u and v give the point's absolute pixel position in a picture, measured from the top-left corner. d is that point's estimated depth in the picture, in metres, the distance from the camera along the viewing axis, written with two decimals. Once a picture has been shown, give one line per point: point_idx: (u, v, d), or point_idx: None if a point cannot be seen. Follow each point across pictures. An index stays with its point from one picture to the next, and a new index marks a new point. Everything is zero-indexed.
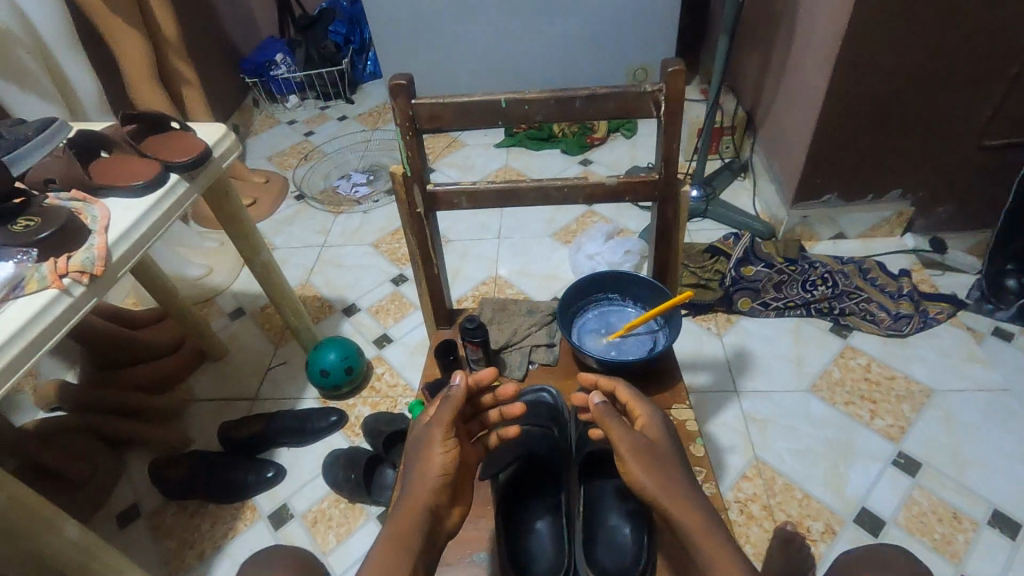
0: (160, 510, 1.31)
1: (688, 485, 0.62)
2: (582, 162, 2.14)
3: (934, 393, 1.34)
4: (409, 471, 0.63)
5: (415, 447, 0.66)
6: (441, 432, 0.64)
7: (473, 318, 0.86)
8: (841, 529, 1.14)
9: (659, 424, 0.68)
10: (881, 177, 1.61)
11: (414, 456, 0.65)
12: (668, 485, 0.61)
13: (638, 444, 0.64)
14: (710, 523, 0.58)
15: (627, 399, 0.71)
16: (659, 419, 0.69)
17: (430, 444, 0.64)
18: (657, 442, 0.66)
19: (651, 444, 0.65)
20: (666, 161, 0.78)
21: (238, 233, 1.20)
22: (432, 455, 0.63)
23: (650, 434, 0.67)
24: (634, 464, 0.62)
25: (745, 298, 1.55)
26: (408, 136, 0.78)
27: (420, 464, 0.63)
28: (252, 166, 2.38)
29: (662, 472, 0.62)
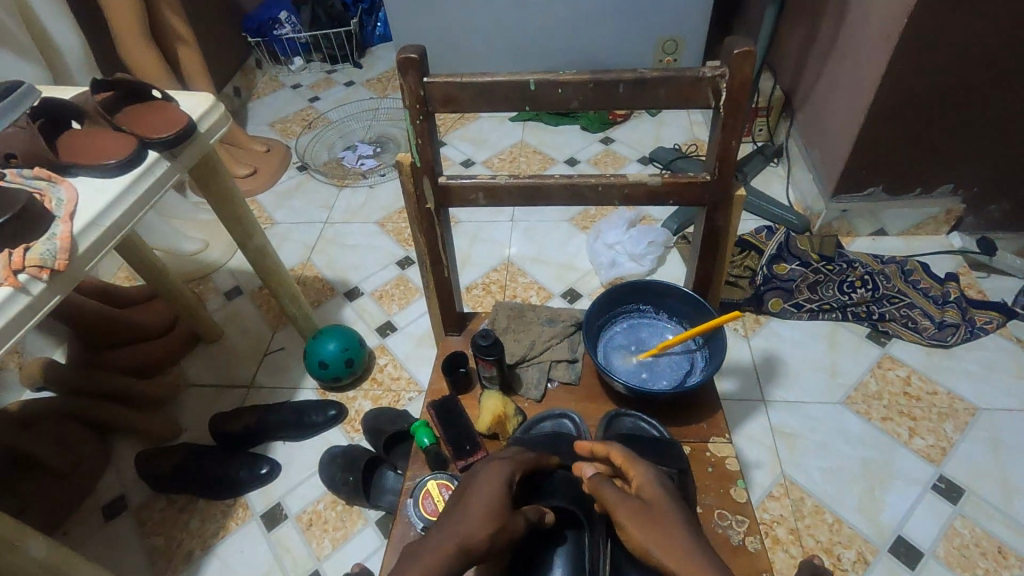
0: (148, 504, 1.24)
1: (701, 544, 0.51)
2: (604, 140, 2.00)
3: (980, 411, 1.24)
4: (469, 526, 0.51)
5: (480, 497, 0.54)
6: (518, 522, 0.55)
7: (487, 333, 0.75)
8: (874, 559, 1.06)
9: (653, 478, 0.56)
10: (932, 171, 1.48)
11: (478, 509, 0.53)
12: (679, 552, 0.50)
13: (634, 512, 0.54)
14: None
15: (619, 458, 0.59)
16: (658, 474, 0.58)
17: (503, 521, 0.53)
18: (655, 501, 0.54)
19: (649, 508, 0.54)
20: (722, 160, 0.66)
21: (230, 215, 1.09)
22: (496, 538, 0.53)
23: (645, 493, 0.55)
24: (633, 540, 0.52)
25: (776, 298, 1.44)
26: (418, 120, 0.66)
27: (485, 534, 0.52)
28: (254, 132, 2.25)
29: (669, 536, 0.51)
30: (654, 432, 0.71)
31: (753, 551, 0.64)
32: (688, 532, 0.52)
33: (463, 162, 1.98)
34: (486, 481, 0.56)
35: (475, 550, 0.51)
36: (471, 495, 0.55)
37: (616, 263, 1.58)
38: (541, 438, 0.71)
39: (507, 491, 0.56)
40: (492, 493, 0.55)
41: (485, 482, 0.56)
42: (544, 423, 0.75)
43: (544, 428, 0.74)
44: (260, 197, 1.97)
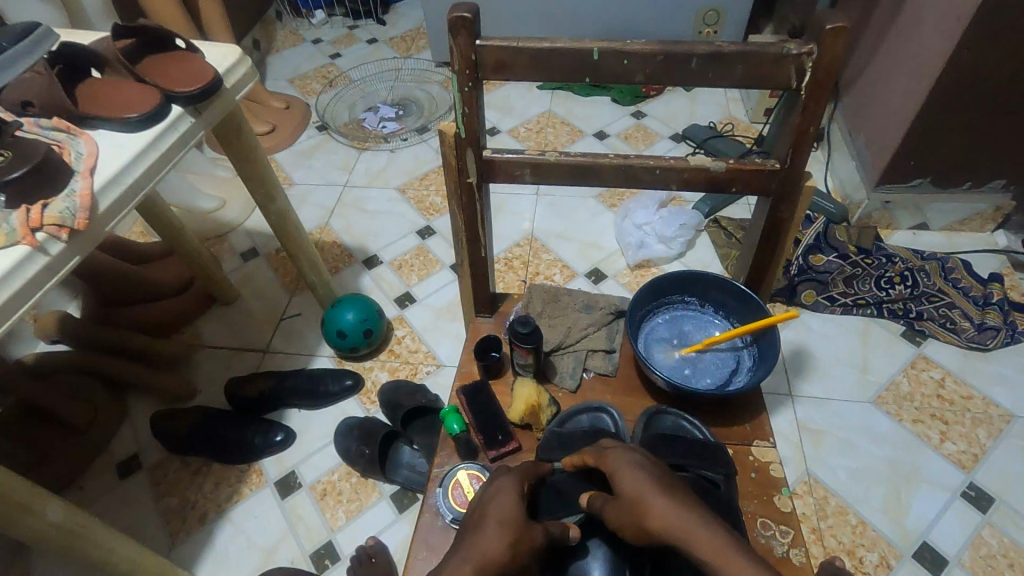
0: (162, 464, 1.23)
1: (682, 503, 0.52)
2: (635, 114, 1.92)
3: (1015, 419, 1.20)
4: (484, 545, 0.50)
5: (491, 514, 0.53)
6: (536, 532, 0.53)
7: (526, 320, 0.71)
8: (896, 564, 1.04)
9: (628, 465, 0.55)
10: (985, 165, 1.41)
11: (489, 527, 0.52)
12: (668, 524, 0.51)
13: (620, 509, 0.54)
14: (720, 531, 0.50)
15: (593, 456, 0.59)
16: (626, 454, 0.57)
17: (518, 533, 0.52)
18: (629, 484, 0.54)
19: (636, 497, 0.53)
20: (795, 148, 0.61)
21: (253, 176, 1.05)
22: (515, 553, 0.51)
23: (621, 481, 0.55)
24: (628, 530, 0.53)
25: (810, 290, 1.39)
26: (467, 87, 0.61)
27: (501, 547, 0.50)
28: (272, 88, 2.18)
29: (657, 511, 0.51)
30: (696, 433, 0.68)
31: (797, 564, 0.62)
32: (668, 495, 0.52)
33: (488, 130, 1.91)
34: (496, 496, 0.55)
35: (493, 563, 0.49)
36: (484, 512, 0.54)
37: (645, 244, 1.52)
38: (576, 432, 0.68)
39: (517, 502, 0.55)
40: (503, 506, 0.54)
41: (495, 497, 0.55)
42: (581, 416, 0.71)
43: (581, 422, 0.70)
44: (279, 156, 1.91)
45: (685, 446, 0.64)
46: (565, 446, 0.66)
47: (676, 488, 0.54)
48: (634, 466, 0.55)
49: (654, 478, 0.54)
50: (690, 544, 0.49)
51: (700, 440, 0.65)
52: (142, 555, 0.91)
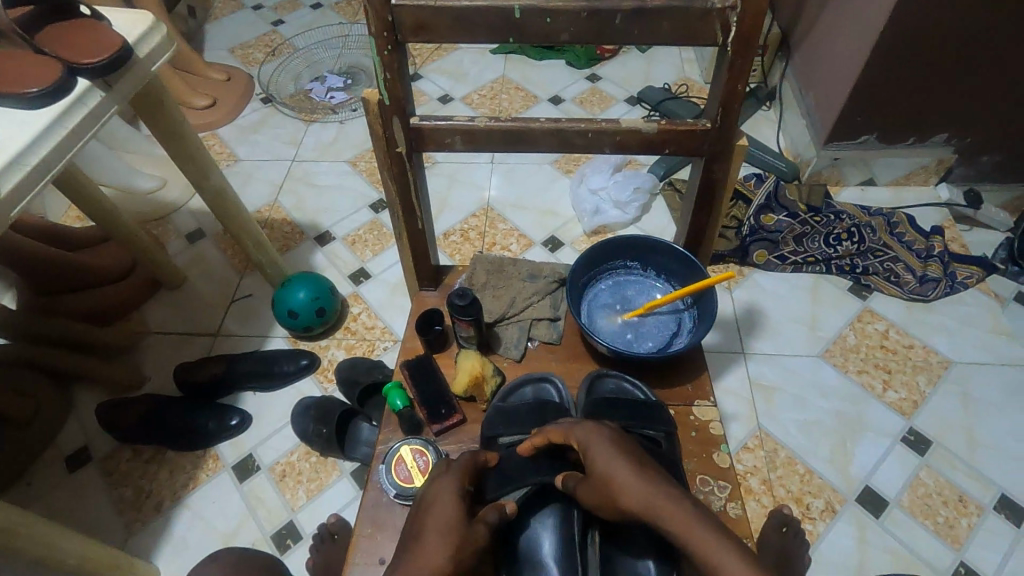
0: (114, 455, 1.20)
1: (652, 477, 0.54)
2: (590, 77, 1.88)
3: (953, 365, 1.26)
4: (425, 561, 0.50)
5: (431, 526, 0.54)
6: (476, 537, 0.53)
7: (464, 292, 0.70)
8: (841, 508, 1.09)
9: (597, 442, 0.58)
10: (929, 120, 1.43)
11: (429, 543, 0.52)
12: (636, 499, 0.53)
13: (592, 487, 0.57)
14: (685, 503, 0.52)
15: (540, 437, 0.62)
16: (595, 428, 0.60)
17: (457, 540, 0.52)
18: (600, 461, 0.57)
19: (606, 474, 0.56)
20: (725, 105, 0.60)
21: (181, 152, 0.99)
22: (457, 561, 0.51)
23: (592, 453, 0.58)
24: (604, 507, 0.56)
25: (762, 250, 1.41)
26: (386, 51, 0.58)
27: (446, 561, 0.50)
28: (212, 59, 2.07)
29: (626, 485, 0.54)
30: (637, 393, 0.70)
31: (733, 518, 0.64)
32: (635, 469, 0.55)
33: (441, 97, 1.85)
34: (430, 507, 0.55)
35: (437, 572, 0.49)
36: (424, 524, 0.54)
37: (600, 210, 1.52)
38: (522, 405, 0.68)
39: (453, 512, 0.55)
40: (443, 514, 0.54)
41: (431, 511, 0.55)
42: (526, 388, 0.72)
43: (525, 394, 0.72)
44: (222, 132, 1.83)
45: (628, 408, 0.65)
46: (511, 422, 0.67)
47: (646, 463, 0.56)
48: (607, 442, 0.58)
49: (629, 456, 0.56)
50: (657, 518, 0.52)
51: (643, 402, 0.67)
52: (89, 548, 0.89)
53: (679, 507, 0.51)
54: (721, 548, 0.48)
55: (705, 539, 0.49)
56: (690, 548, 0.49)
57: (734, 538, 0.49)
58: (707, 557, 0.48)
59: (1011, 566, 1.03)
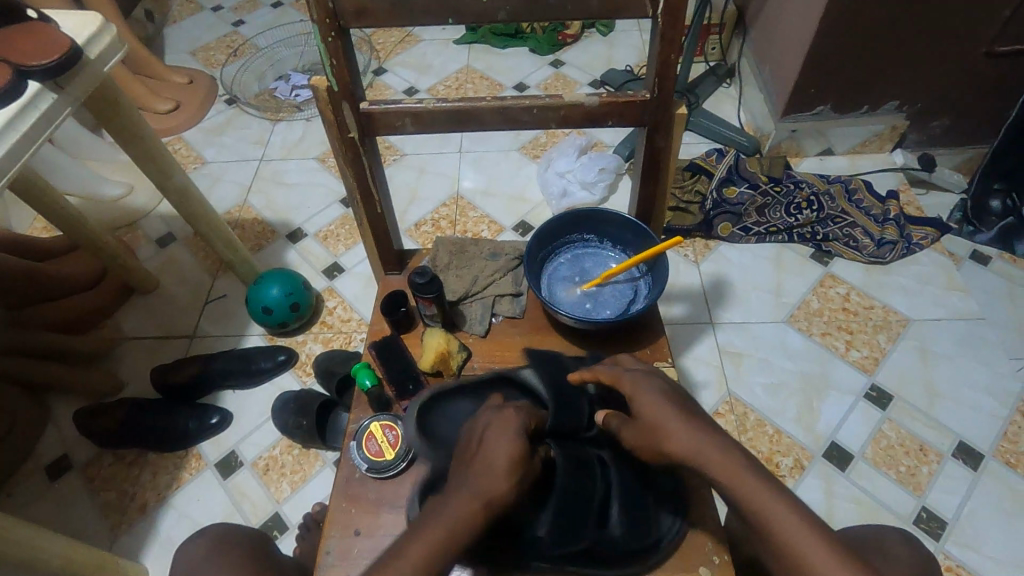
0: (95, 461, 1.20)
1: (695, 428, 0.59)
2: (553, 63, 1.90)
3: (911, 322, 1.31)
4: (493, 487, 0.55)
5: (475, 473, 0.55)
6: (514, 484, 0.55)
7: (424, 270, 0.73)
8: (809, 464, 1.13)
9: (647, 393, 0.62)
10: (879, 88, 1.47)
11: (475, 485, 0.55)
12: (687, 450, 0.58)
13: (642, 432, 0.62)
14: (732, 453, 0.57)
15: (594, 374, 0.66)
16: (647, 380, 0.64)
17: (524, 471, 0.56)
18: (651, 414, 0.61)
19: (656, 425, 0.60)
20: (661, 76, 0.63)
21: (142, 153, 1.00)
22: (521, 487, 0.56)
23: (639, 405, 0.62)
24: (646, 451, 0.62)
25: (725, 222, 1.45)
26: (330, 37, 0.59)
27: (511, 489, 0.55)
28: (173, 63, 2.05)
29: (678, 437, 0.59)
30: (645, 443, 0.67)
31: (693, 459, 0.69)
32: (685, 422, 0.60)
33: (406, 90, 1.86)
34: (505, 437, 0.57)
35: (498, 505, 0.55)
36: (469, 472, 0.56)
37: (568, 192, 1.54)
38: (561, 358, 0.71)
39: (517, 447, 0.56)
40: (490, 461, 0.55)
41: (502, 437, 0.57)
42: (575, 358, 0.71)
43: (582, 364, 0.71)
44: (187, 136, 1.82)
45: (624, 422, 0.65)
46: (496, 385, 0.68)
47: (692, 413, 0.61)
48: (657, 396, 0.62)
49: (673, 404, 0.61)
50: (704, 465, 0.58)
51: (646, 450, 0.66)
52: (73, 550, 0.90)
53: (729, 455, 0.57)
54: (767, 496, 0.55)
55: (758, 489, 0.55)
56: (735, 492, 0.56)
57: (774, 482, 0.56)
58: (753, 502, 0.55)
59: (969, 507, 1.08)
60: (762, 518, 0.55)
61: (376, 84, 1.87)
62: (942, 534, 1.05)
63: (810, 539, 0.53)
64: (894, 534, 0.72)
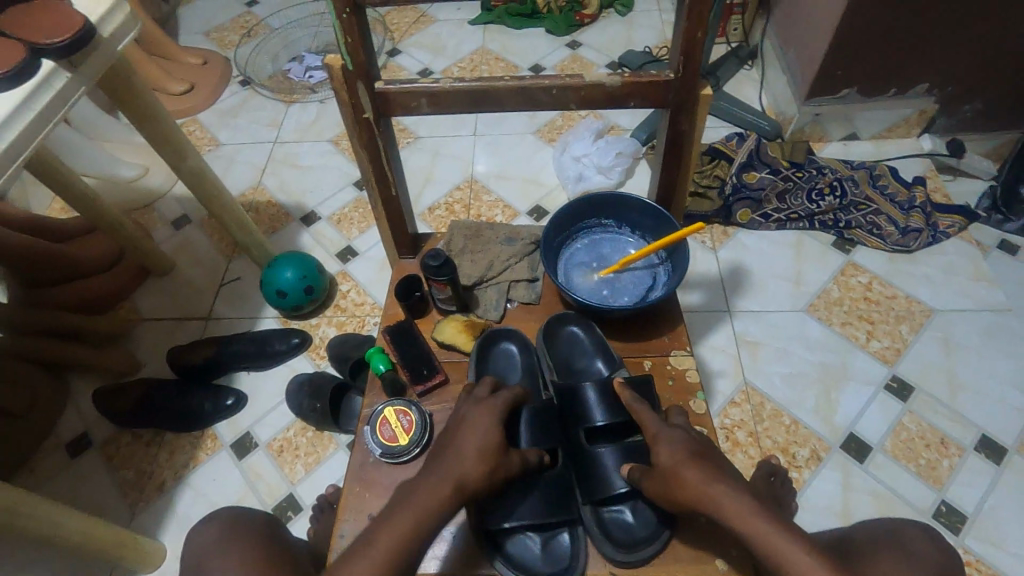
0: (114, 440, 1.22)
1: (708, 473, 0.59)
2: (570, 44, 1.86)
3: (935, 313, 1.27)
4: (463, 481, 0.59)
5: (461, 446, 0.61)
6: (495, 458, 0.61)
7: (437, 253, 0.72)
8: (826, 456, 1.11)
9: (668, 442, 0.62)
10: (908, 70, 1.42)
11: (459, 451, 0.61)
12: (700, 499, 0.58)
13: (656, 480, 0.62)
14: (745, 499, 0.57)
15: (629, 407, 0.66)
16: (662, 428, 0.64)
17: (495, 461, 0.61)
18: (666, 458, 0.61)
19: (670, 475, 0.60)
20: (686, 56, 0.60)
21: (155, 134, 0.99)
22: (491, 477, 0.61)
23: (658, 452, 0.62)
24: (662, 498, 0.61)
25: (745, 209, 1.42)
26: (344, 14, 0.58)
27: (481, 471, 0.60)
28: (187, 43, 2.04)
29: (691, 483, 0.58)
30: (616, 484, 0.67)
31: None
32: (699, 468, 0.59)
33: (420, 72, 1.83)
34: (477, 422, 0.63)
35: (471, 488, 0.59)
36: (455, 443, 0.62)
37: (584, 177, 1.51)
38: (590, 362, 0.75)
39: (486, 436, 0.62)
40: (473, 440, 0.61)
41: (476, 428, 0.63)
42: (598, 365, 0.74)
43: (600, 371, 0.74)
44: (201, 117, 1.82)
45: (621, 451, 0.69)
46: (551, 346, 0.76)
47: (706, 459, 0.61)
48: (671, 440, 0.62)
49: (686, 447, 0.61)
50: (717, 513, 0.57)
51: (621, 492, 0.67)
52: (92, 526, 0.91)
53: (743, 501, 0.56)
54: (783, 543, 0.54)
55: (773, 536, 0.54)
56: (752, 540, 0.55)
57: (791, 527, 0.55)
58: (768, 548, 0.54)
59: (990, 501, 1.06)
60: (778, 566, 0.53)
61: (389, 66, 1.84)
62: (962, 528, 1.04)
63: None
64: (914, 531, 0.69)
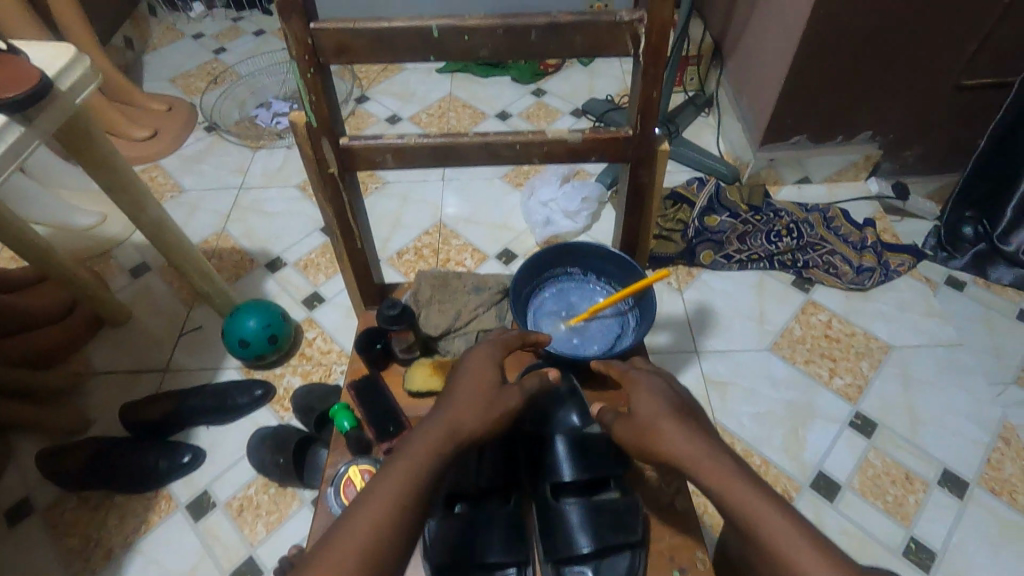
0: (58, 505, 1.14)
1: (689, 433, 0.60)
2: (536, 92, 1.92)
3: (893, 349, 1.32)
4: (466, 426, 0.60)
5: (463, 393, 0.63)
6: (505, 398, 0.63)
7: (395, 302, 0.72)
8: (797, 495, 1.12)
9: (648, 399, 0.64)
10: (853, 118, 1.51)
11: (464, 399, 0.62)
12: (678, 453, 0.59)
13: (632, 428, 0.63)
14: (726, 462, 0.56)
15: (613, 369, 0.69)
16: (651, 379, 0.66)
17: (490, 403, 0.62)
18: (648, 414, 0.62)
19: (650, 431, 0.61)
20: (644, 113, 0.63)
21: (114, 184, 0.97)
22: (490, 419, 0.62)
23: (640, 407, 0.63)
24: (642, 453, 0.63)
25: (707, 251, 1.45)
26: (309, 73, 0.59)
27: (476, 419, 0.61)
28: (152, 89, 2.03)
29: (669, 440, 0.60)
30: (579, 542, 0.66)
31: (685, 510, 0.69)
32: (680, 427, 0.60)
33: (389, 118, 1.86)
34: (469, 380, 0.64)
35: (467, 432, 0.60)
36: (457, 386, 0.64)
37: (551, 220, 1.54)
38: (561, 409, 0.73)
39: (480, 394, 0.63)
40: (472, 387, 0.63)
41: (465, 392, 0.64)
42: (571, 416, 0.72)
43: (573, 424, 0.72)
44: (165, 163, 1.80)
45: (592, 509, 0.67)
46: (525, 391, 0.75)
47: (687, 418, 0.62)
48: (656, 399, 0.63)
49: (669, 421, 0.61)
50: (696, 472, 0.57)
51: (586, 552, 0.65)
52: None
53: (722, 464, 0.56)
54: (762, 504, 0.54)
55: (755, 499, 0.54)
56: (728, 504, 0.55)
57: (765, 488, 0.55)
58: (746, 509, 0.54)
59: (957, 536, 1.07)
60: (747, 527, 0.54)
61: (358, 112, 1.87)
62: (931, 564, 1.05)
63: (806, 549, 0.51)
64: None
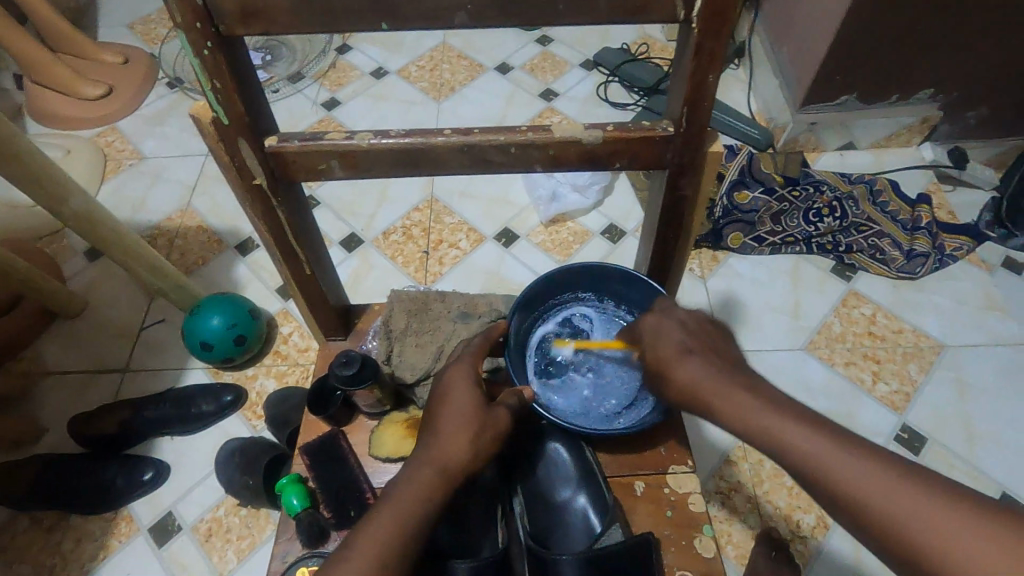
0: (7, 527, 1.03)
1: (700, 362, 0.52)
2: (541, 39, 1.67)
3: (945, 349, 1.16)
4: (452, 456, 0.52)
5: (446, 415, 0.54)
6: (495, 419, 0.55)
7: (350, 358, 0.56)
8: (834, 522, 0.98)
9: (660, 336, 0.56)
10: (911, 75, 1.29)
11: (447, 427, 0.53)
12: (692, 389, 0.51)
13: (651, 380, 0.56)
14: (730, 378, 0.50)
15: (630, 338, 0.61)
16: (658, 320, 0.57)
17: (476, 431, 0.53)
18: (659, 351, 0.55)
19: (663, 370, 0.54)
20: (691, 107, 0.46)
21: (25, 172, 0.80)
22: (478, 448, 0.53)
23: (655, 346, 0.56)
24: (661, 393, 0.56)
25: (736, 232, 1.27)
26: (208, 49, 0.41)
27: (464, 448, 0.52)
28: (107, 37, 1.79)
29: (683, 376, 0.52)
30: None
31: None
32: (689, 358, 0.53)
33: (374, 71, 1.63)
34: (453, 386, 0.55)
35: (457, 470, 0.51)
36: (439, 408, 0.55)
37: (558, 195, 1.34)
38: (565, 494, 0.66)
39: (475, 372, 0.57)
40: (456, 409, 0.54)
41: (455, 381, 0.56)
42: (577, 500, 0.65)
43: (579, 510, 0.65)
44: (122, 126, 1.59)
45: None
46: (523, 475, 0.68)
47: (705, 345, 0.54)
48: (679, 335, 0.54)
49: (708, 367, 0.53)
50: (709, 404, 0.50)
51: None
52: None
53: (820, 439, 0.45)
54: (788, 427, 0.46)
55: (762, 413, 0.48)
56: (749, 434, 0.48)
57: (806, 416, 0.47)
58: (766, 431, 0.47)
59: None
60: (829, 489, 0.43)
61: (338, 64, 1.64)
62: None
63: (842, 456, 0.43)
64: None
